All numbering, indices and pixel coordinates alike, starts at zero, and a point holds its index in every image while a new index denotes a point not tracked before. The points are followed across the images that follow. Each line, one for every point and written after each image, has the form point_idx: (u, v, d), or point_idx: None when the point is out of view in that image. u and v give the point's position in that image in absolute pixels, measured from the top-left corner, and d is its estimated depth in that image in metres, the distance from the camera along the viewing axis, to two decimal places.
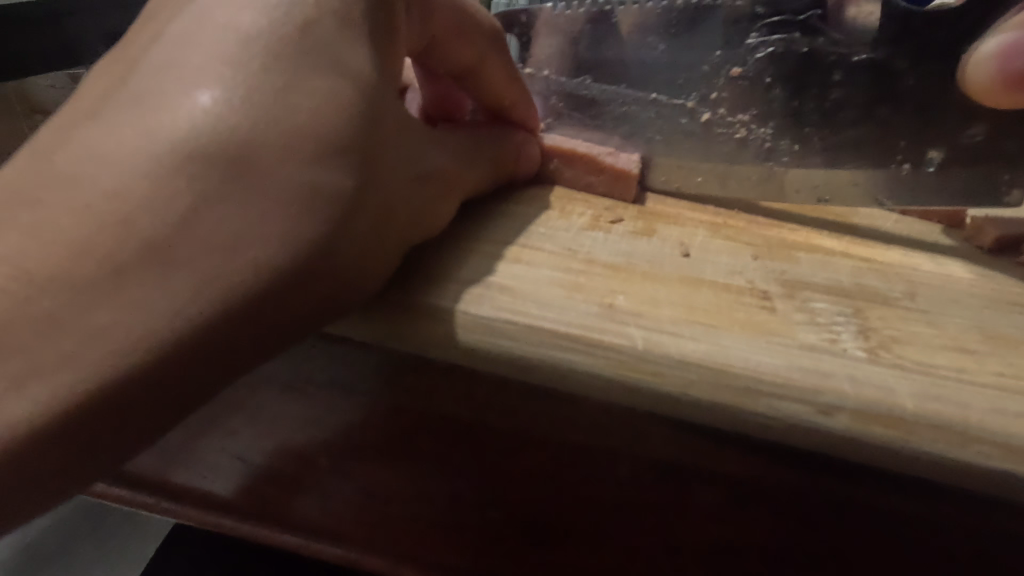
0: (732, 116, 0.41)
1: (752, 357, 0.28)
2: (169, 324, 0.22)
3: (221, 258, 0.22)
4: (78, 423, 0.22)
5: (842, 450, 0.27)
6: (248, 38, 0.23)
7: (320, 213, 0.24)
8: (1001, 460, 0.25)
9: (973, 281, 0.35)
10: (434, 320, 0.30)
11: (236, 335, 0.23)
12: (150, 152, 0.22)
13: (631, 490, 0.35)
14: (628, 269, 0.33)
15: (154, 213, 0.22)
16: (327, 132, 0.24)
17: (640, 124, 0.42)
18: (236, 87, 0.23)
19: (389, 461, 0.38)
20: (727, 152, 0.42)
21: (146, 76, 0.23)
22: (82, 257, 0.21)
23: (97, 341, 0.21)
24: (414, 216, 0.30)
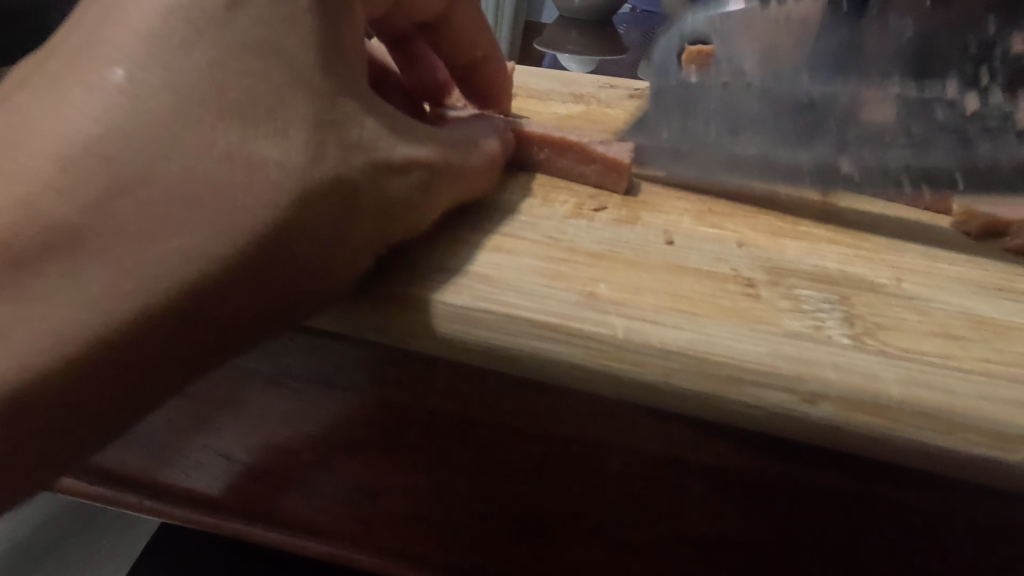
0: (959, 96, 0.37)
1: (734, 345, 0.27)
2: (88, 313, 0.23)
3: (140, 244, 0.23)
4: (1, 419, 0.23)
5: (826, 437, 0.26)
6: (159, 17, 0.24)
7: (246, 195, 0.24)
8: (988, 447, 0.25)
9: (961, 268, 0.35)
10: (413, 313, 0.29)
11: (168, 329, 0.24)
12: (65, 138, 0.23)
13: (621, 484, 0.34)
14: (611, 257, 0.32)
15: (67, 199, 0.23)
16: (241, 111, 0.24)
17: (861, 124, 0.38)
18: (144, 67, 0.24)
19: (372, 456, 0.37)
20: (998, 145, 0.37)
21: (61, 60, 0.24)
22: (4, 239, 0.23)
23: (14, 328, 0.23)
24: (392, 207, 0.28)
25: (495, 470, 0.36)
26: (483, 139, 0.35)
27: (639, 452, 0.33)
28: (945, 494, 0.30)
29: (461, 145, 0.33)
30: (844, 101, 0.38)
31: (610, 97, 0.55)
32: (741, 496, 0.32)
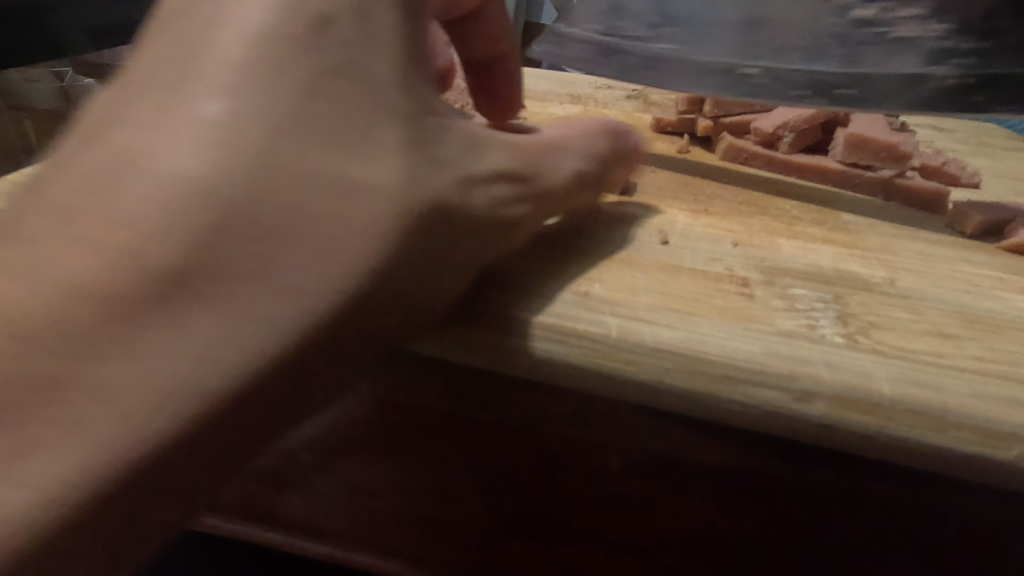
0: (892, 11, 0.36)
1: (728, 344, 0.27)
2: (190, 375, 0.20)
3: (245, 289, 0.21)
4: (99, 502, 0.21)
5: (819, 436, 0.26)
6: (256, 36, 0.21)
7: (353, 227, 0.22)
8: (979, 445, 0.25)
9: (955, 267, 0.35)
10: (519, 334, 0.28)
11: (274, 378, 0.22)
12: (153, 176, 0.19)
13: (620, 483, 0.34)
14: (605, 257, 0.33)
15: (161, 249, 0.19)
16: (348, 136, 0.22)
17: (817, 18, 0.38)
18: (245, 96, 0.20)
19: (371, 455, 0.37)
20: (880, 60, 0.37)
21: (139, 92, 0.21)
22: (85, 304, 0.19)
23: (104, 403, 0.20)
24: (479, 224, 0.26)
25: (501, 470, 0.36)
26: (575, 146, 0.33)
27: (638, 452, 0.33)
28: (939, 488, 0.30)
29: (549, 154, 0.31)
30: (792, 15, 0.38)
31: (607, 97, 0.55)
32: (740, 495, 0.33)
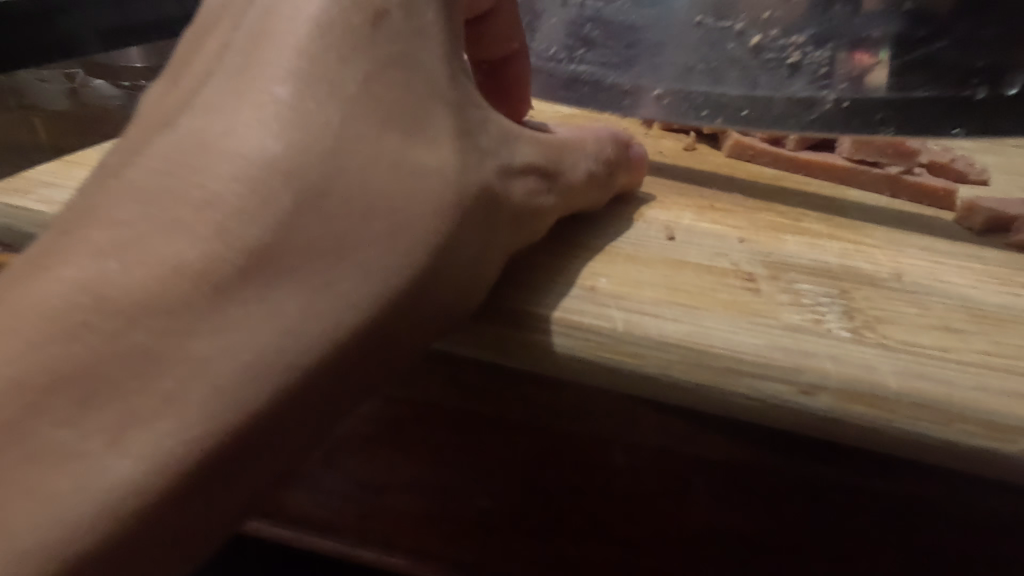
0: (784, 38, 0.38)
1: (733, 337, 0.27)
2: (281, 347, 0.20)
3: (329, 261, 0.21)
4: (196, 478, 0.19)
5: (824, 429, 0.26)
6: (320, 27, 0.22)
7: (421, 201, 0.23)
8: (985, 438, 0.25)
9: (962, 263, 0.35)
10: (528, 328, 0.28)
11: (357, 352, 0.21)
12: (240, 153, 0.20)
13: (623, 477, 0.34)
14: (611, 252, 0.33)
15: (251, 219, 0.20)
16: (406, 117, 0.23)
17: (712, 45, 0.40)
18: (317, 82, 0.22)
19: (376, 452, 0.39)
20: (778, 79, 0.39)
21: (218, 85, 0.22)
22: (175, 277, 0.19)
23: (200, 373, 0.19)
24: (518, 214, 0.27)
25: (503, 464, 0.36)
26: (590, 149, 0.33)
27: (642, 447, 0.34)
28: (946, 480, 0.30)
29: (568, 153, 0.31)
30: (692, 38, 0.40)
31: None
32: (747, 491, 0.33)
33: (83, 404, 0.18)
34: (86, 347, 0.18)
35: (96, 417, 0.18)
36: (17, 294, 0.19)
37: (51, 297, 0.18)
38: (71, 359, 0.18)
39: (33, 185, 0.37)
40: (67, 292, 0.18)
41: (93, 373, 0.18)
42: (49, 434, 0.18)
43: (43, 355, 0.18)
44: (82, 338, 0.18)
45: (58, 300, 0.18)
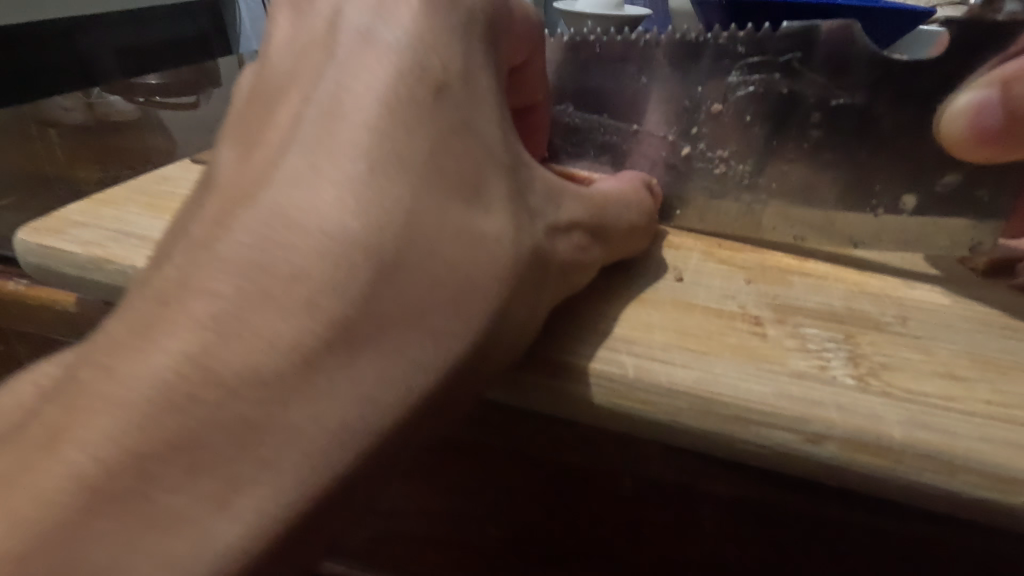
0: (711, 151, 0.41)
1: (741, 385, 0.28)
2: (359, 415, 0.21)
3: (402, 331, 0.22)
4: (290, 535, 0.20)
5: (830, 475, 0.27)
6: (390, 104, 0.24)
7: (482, 268, 0.24)
8: (987, 489, 0.25)
9: (963, 305, 0.35)
10: (574, 381, 0.29)
11: (426, 411, 0.23)
12: (323, 231, 0.22)
13: (633, 511, 0.35)
14: (620, 294, 0.34)
15: (335, 293, 0.21)
16: (468, 179, 0.25)
17: (642, 150, 0.42)
18: (392, 160, 0.23)
19: (410, 486, 0.40)
20: (706, 185, 0.41)
21: (296, 158, 0.23)
22: (272, 352, 0.20)
23: (294, 442, 0.20)
24: (564, 270, 0.29)
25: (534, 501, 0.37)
26: (632, 200, 0.34)
27: (644, 481, 0.33)
28: (955, 526, 0.29)
29: (613, 204, 0.33)
30: (625, 143, 0.42)
31: None
32: (759, 529, 0.33)
33: (192, 469, 0.19)
34: (196, 419, 0.20)
35: (204, 484, 0.19)
36: (128, 366, 0.20)
37: (160, 367, 0.20)
38: (181, 430, 0.19)
39: (66, 224, 0.39)
40: (172, 364, 0.20)
41: (199, 441, 0.19)
42: (164, 499, 0.19)
43: (159, 427, 0.19)
44: (188, 410, 0.19)
45: (168, 372, 0.20)
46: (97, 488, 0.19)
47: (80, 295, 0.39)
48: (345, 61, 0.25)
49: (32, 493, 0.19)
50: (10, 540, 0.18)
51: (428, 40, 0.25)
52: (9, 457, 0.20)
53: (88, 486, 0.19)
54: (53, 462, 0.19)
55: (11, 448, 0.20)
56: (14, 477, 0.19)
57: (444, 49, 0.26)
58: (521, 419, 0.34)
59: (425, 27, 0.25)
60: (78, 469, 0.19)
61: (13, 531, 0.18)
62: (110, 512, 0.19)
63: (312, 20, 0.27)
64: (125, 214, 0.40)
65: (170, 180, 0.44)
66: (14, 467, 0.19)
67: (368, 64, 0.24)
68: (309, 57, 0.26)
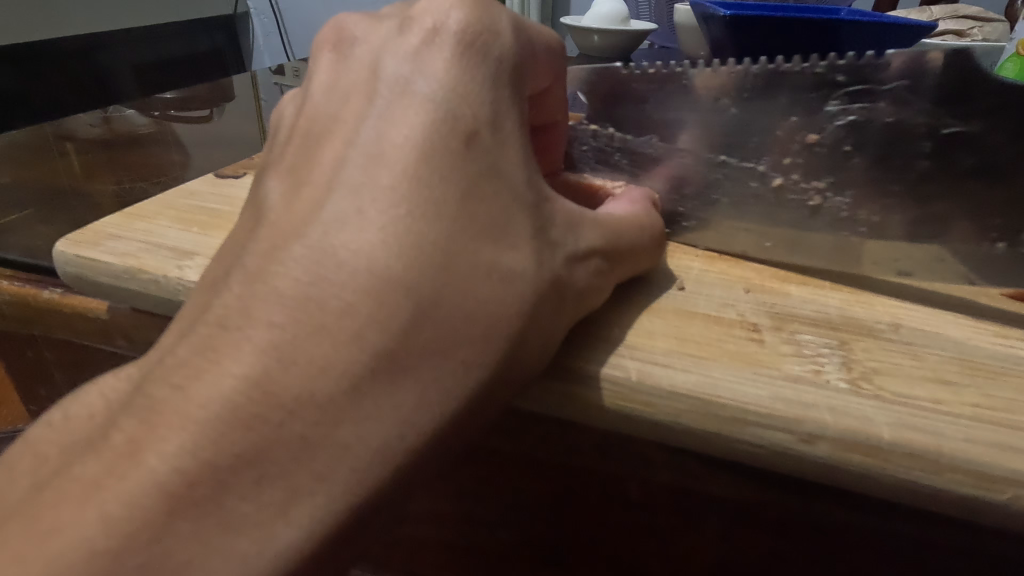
0: (805, 183, 0.41)
1: (740, 388, 0.30)
2: (400, 434, 0.24)
3: (437, 360, 0.25)
4: (339, 537, 0.23)
5: (824, 474, 0.29)
6: (424, 153, 0.27)
7: (509, 300, 0.26)
8: (973, 487, 0.27)
9: (954, 312, 0.37)
10: (581, 385, 0.31)
11: (456, 425, 0.25)
12: (368, 270, 0.24)
13: (641, 512, 0.36)
14: (626, 303, 0.36)
15: (378, 324, 0.24)
16: (496, 219, 0.27)
17: (735, 182, 0.42)
18: (425, 204, 0.26)
19: (428, 494, 0.41)
20: (798, 219, 0.41)
21: (340, 203, 0.26)
22: (323, 377, 0.23)
23: (343, 458, 0.23)
24: (582, 294, 0.31)
25: (545, 502, 0.38)
26: (647, 225, 0.36)
27: (650, 483, 0.35)
28: (948, 526, 0.30)
29: (628, 228, 0.34)
30: (717, 176, 0.42)
31: None
32: (760, 527, 0.34)
33: (257, 480, 0.22)
34: (260, 435, 0.22)
35: (267, 492, 0.22)
36: (200, 387, 0.23)
37: (228, 390, 0.23)
38: (249, 444, 0.22)
39: (101, 236, 0.41)
40: (237, 386, 0.23)
41: (264, 455, 0.22)
42: (235, 506, 0.22)
43: (229, 443, 0.22)
44: (254, 427, 0.22)
45: (236, 393, 0.23)
46: (176, 493, 0.21)
47: (113, 303, 0.41)
48: (384, 113, 0.28)
49: (121, 497, 0.21)
50: (104, 539, 0.21)
51: (457, 90, 0.28)
52: (95, 464, 0.23)
53: (168, 492, 0.21)
54: (137, 471, 0.22)
55: (95, 458, 0.23)
56: (102, 484, 0.22)
57: (473, 98, 0.28)
58: (531, 424, 0.35)
59: (455, 77, 0.28)
60: (160, 478, 0.22)
61: (107, 531, 0.21)
62: (186, 514, 0.21)
63: (351, 66, 0.30)
64: (156, 226, 0.42)
65: (196, 194, 0.46)
66: (101, 473, 0.22)
67: (404, 113, 0.27)
68: (349, 102, 0.29)
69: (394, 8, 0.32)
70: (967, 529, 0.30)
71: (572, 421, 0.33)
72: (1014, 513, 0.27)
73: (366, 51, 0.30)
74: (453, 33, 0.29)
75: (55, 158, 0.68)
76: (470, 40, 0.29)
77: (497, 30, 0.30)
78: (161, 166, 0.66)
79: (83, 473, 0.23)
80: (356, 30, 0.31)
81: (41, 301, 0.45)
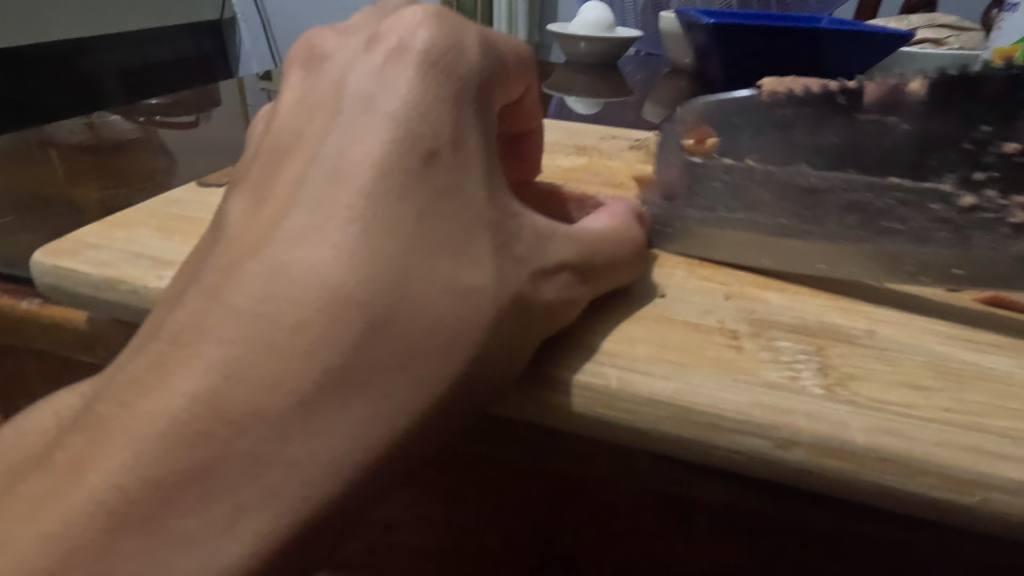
0: (1003, 198, 0.38)
1: (716, 396, 0.30)
2: (350, 450, 0.24)
3: (390, 376, 0.25)
4: (288, 551, 0.23)
5: (799, 479, 0.29)
6: (385, 169, 0.27)
7: (468, 317, 0.26)
8: (944, 490, 0.27)
9: (929, 318, 0.37)
10: (562, 394, 0.31)
11: (412, 441, 0.25)
12: (322, 286, 0.24)
13: (628, 517, 0.36)
14: (608, 310, 0.36)
15: (331, 341, 0.24)
16: (455, 235, 0.27)
17: (916, 209, 0.39)
18: (382, 220, 0.26)
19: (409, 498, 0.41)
20: (992, 241, 0.38)
21: (297, 220, 0.26)
22: (270, 394, 0.23)
23: (289, 473, 0.23)
24: (550, 310, 0.30)
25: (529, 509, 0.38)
26: (623, 236, 0.36)
27: (641, 490, 0.35)
28: (931, 531, 0.31)
29: (604, 242, 0.35)
30: (892, 203, 0.40)
31: (611, 148, 0.62)
32: (743, 531, 0.34)
33: (201, 497, 0.22)
34: (205, 453, 0.22)
35: (211, 509, 0.22)
36: (148, 403, 0.23)
37: (177, 406, 0.23)
38: (194, 461, 0.22)
39: (80, 246, 0.41)
40: (186, 402, 0.23)
41: (210, 472, 0.22)
42: (178, 522, 0.22)
43: (174, 459, 0.22)
44: (201, 443, 0.22)
45: (183, 410, 0.23)
46: (117, 512, 0.22)
47: (93, 313, 0.41)
48: (347, 130, 0.28)
49: (65, 515, 0.22)
50: (39, 560, 0.21)
51: (422, 108, 0.28)
52: (43, 480, 0.23)
53: (109, 511, 0.22)
54: (82, 487, 0.22)
55: (46, 474, 0.23)
56: (49, 500, 0.22)
57: (437, 115, 0.28)
58: (514, 433, 0.35)
59: (419, 94, 0.28)
60: (103, 495, 0.22)
61: (45, 553, 0.21)
62: (124, 532, 0.22)
63: (320, 82, 0.30)
64: (137, 235, 0.42)
65: (179, 203, 0.46)
66: (48, 491, 0.23)
67: (366, 130, 0.27)
68: (314, 119, 0.29)
69: (367, 23, 0.33)
70: (943, 530, 0.30)
71: (554, 429, 0.33)
72: (984, 514, 0.27)
73: (335, 68, 0.30)
74: (418, 51, 0.29)
75: (37, 166, 0.68)
76: (436, 58, 0.29)
77: (463, 47, 0.30)
78: (146, 172, 0.65)
79: (35, 491, 0.23)
80: (328, 46, 0.32)
81: (19, 313, 0.45)
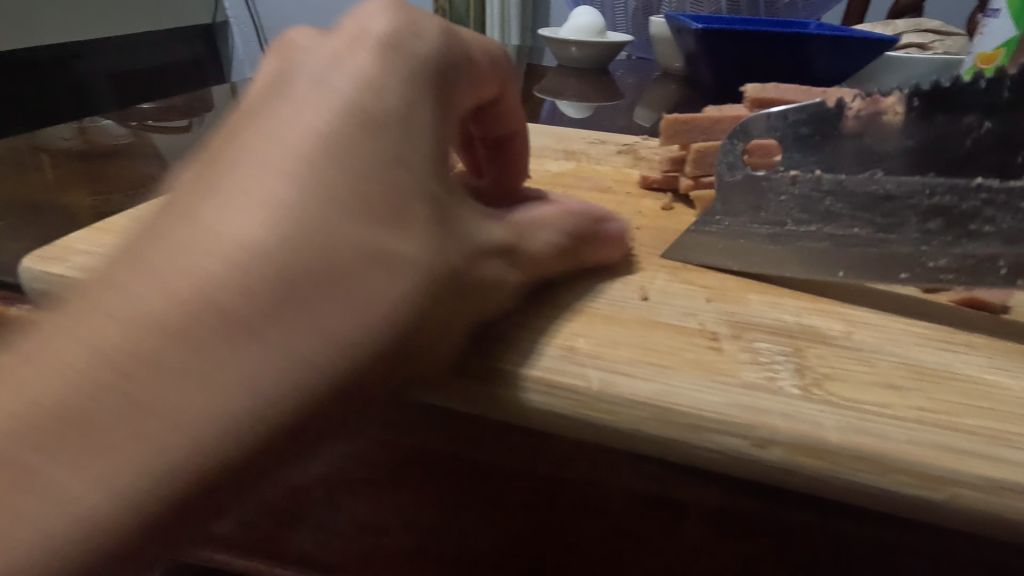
0: None
1: (695, 396, 0.31)
2: (243, 401, 0.23)
3: (294, 332, 0.24)
4: (168, 500, 0.23)
5: (775, 478, 0.30)
6: (316, 131, 0.27)
7: (383, 280, 0.26)
8: (916, 487, 0.28)
9: (906, 319, 0.38)
10: (544, 395, 0.32)
11: (315, 401, 0.25)
12: (233, 238, 0.24)
13: (613, 519, 0.35)
14: (591, 313, 0.37)
15: (234, 291, 0.24)
16: (380, 198, 0.27)
17: (1006, 209, 0.38)
18: (301, 178, 0.26)
19: (376, 497, 0.39)
20: None
21: (217, 176, 0.26)
22: (163, 342, 0.23)
23: (172, 420, 0.23)
24: (482, 290, 0.32)
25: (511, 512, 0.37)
26: (566, 225, 0.38)
27: (627, 491, 0.34)
28: (911, 530, 0.31)
29: (554, 229, 0.37)
30: (979, 204, 0.39)
31: (599, 153, 0.63)
32: (729, 533, 0.33)
33: (80, 443, 0.22)
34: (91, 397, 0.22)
35: (87, 453, 0.22)
36: (47, 346, 0.23)
37: (70, 351, 0.23)
38: (77, 405, 0.22)
39: (69, 252, 0.41)
40: (78, 348, 0.23)
41: (91, 415, 0.22)
42: (52, 467, 0.22)
43: (59, 404, 0.22)
44: (91, 388, 0.22)
45: (78, 355, 0.23)
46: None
47: None
48: (287, 98, 0.28)
49: None
50: None
51: (371, 86, 0.29)
52: None
53: None
54: None
55: None
56: None
57: (384, 93, 0.29)
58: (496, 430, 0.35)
59: (368, 74, 0.29)
60: None
61: None
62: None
63: (275, 62, 0.31)
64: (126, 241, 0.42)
65: None
66: None
67: (306, 100, 0.28)
68: (260, 92, 0.30)
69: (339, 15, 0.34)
70: (923, 529, 0.31)
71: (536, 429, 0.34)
72: (954, 511, 0.28)
73: (292, 51, 0.31)
74: (374, 38, 0.31)
75: (28, 171, 0.68)
76: (392, 46, 0.31)
77: (419, 39, 0.32)
78: (138, 177, 0.66)
79: None
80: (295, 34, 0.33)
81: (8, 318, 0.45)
